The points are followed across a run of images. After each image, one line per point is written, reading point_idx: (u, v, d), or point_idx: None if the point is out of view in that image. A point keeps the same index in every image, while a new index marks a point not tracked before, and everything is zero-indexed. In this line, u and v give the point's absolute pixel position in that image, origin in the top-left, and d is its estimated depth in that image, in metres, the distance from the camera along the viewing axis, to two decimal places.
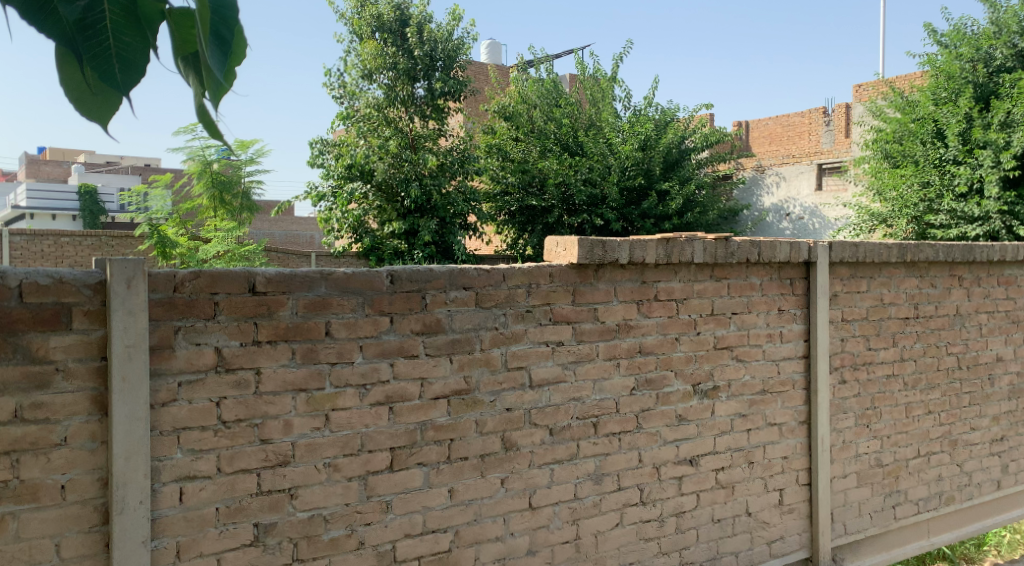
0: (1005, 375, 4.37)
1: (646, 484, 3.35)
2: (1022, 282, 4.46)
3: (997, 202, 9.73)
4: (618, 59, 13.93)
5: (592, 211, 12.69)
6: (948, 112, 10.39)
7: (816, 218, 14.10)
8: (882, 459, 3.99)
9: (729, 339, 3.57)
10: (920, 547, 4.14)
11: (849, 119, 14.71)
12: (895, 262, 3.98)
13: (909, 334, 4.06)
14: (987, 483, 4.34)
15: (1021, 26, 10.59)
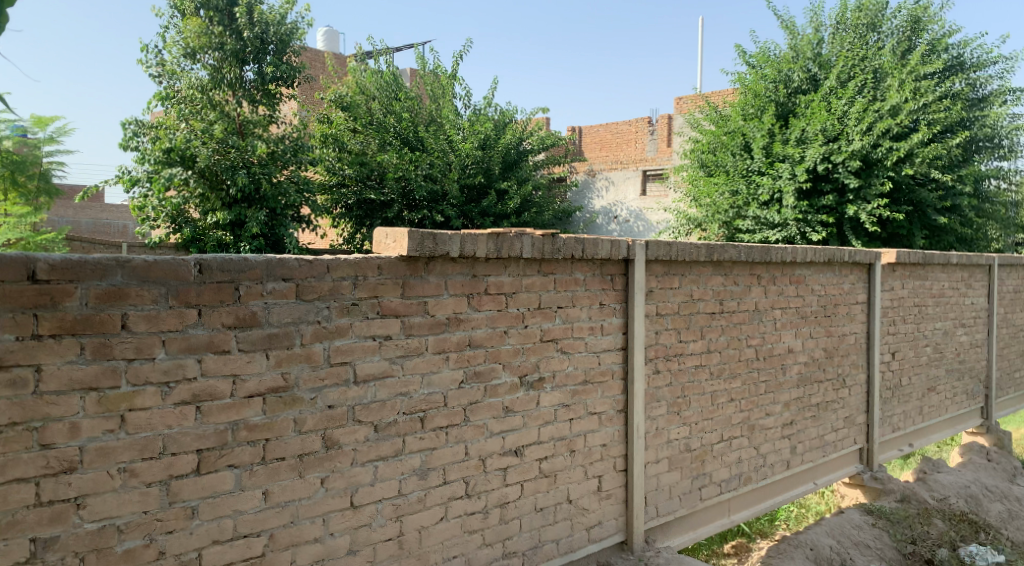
0: (794, 365, 4.84)
1: (471, 476, 3.35)
2: (810, 281, 4.94)
3: (793, 211, 10.80)
4: (458, 57, 14.01)
5: (433, 207, 12.69)
6: (754, 127, 11.39)
7: (640, 220, 15.87)
8: (690, 444, 4.28)
9: (555, 332, 3.67)
10: (721, 524, 4.50)
11: (671, 130, 15.88)
12: (704, 261, 4.27)
13: (715, 328, 4.39)
14: (778, 463, 4.78)
15: (813, 53, 11.90)
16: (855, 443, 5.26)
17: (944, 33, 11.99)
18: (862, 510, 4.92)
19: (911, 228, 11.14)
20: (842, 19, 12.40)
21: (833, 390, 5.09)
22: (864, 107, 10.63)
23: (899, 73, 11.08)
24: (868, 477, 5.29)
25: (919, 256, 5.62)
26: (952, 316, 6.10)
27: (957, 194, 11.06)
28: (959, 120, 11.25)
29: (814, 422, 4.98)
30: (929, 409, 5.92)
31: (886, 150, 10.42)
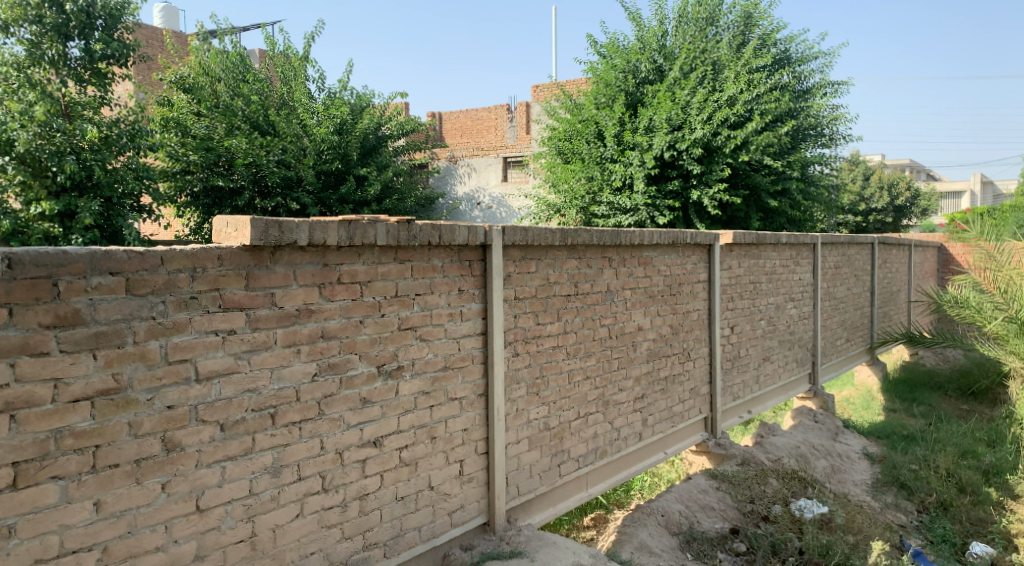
0: (644, 342, 5.09)
1: (328, 470, 3.24)
2: (657, 262, 5.20)
3: (643, 196, 11.33)
4: (310, 38, 13.56)
5: (287, 194, 12.17)
6: (606, 115, 11.81)
7: (502, 207, 16.20)
8: (549, 423, 4.40)
9: (413, 320, 3.61)
10: (579, 498, 4.66)
11: (529, 118, 16.38)
12: (558, 245, 4.38)
13: (570, 310, 4.53)
14: (631, 436, 5.02)
15: (658, 45, 12.50)
16: (700, 413, 5.61)
17: (773, 29, 12.93)
18: (707, 475, 5.27)
19: (748, 211, 12.00)
20: (683, 13, 13.06)
21: (679, 364, 5.40)
22: (705, 97, 11.28)
23: (734, 65, 11.84)
24: (712, 444, 5.65)
25: (752, 237, 6.05)
26: (782, 291, 6.63)
27: (787, 178, 11.98)
28: (787, 110, 12.18)
29: (663, 395, 5.27)
30: (765, 377, 6.42)
31: (725, 138, 11.12)
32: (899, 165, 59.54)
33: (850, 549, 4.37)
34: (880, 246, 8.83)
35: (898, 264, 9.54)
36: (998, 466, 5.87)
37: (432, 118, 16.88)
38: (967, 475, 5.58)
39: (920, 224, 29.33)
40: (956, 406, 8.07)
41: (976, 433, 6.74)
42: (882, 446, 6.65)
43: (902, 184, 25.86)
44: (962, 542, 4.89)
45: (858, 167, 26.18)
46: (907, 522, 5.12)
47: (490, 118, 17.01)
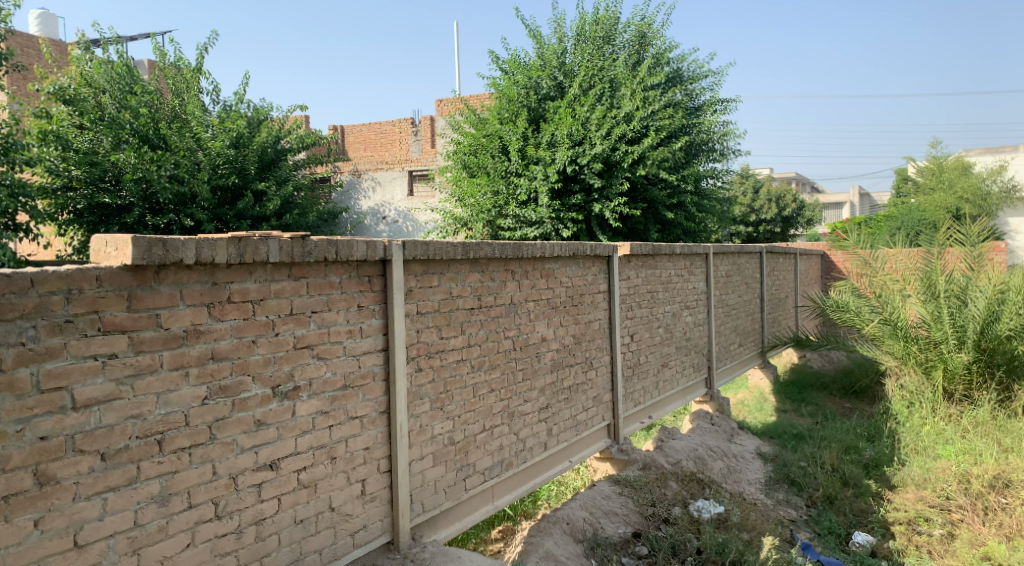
0: (548, 353, 5.17)
1: (220, 496, 3.11)
2: (558, 274, 5.29)
3: (547, 209, 11.56)
4: (203, 49, 13.15)
5: (181, 211, 11.83)
6: (510, 130, 11.96)
7: (409, 221, 16.35)
8: (453, 437, 4.37)
9: (310, 338, 3.50)
10: (486, 512, 4.66)
11: (434, 131, 16.37)
12: (460, 259, 4.38)
13: (474, 323, 4.54)
14: (537, 446, 5.07)
15: (558, 62, 12.79)
16: (603, 420, 5.72)
17: (665, 48, 13.47)
18: (611, 481, 5.39)
19: (647, 223, 12.40)
20: (581, 31, 13.41)
21: (582, 372, 5.51)
22: (604, 113, 11.63)
23: (630, 83, 12.26)
24: (615, 450, 5.77)
25: (648, 248, 6.27)
26: (678, 299, 6.89)
27: (682, 191, 12.46)
28: (681, 126, 12.69)
29: (567, 404, 5.36)
30: (664, 383, 6.63)
31: (623, 153, 11.48)
32: (788, 177, 63.03)
33: (744, 545, 4.56)
34: (769, 254, 9.31)
35: (785, 272, 10.08)
36: (876, 459, 6.27)
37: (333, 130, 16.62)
38: (849, 469, 5.93)
39: (806, 234, 31.15)
40: (840, 405, 8.58)
41: (858, 429, 7.18)
42: (774, 446, 6.98)
43: (788, 196, 27.51)
44: (846, 533, 5.19)
45: (749, 181, 27.56)
46: (796, 517, 5.39)
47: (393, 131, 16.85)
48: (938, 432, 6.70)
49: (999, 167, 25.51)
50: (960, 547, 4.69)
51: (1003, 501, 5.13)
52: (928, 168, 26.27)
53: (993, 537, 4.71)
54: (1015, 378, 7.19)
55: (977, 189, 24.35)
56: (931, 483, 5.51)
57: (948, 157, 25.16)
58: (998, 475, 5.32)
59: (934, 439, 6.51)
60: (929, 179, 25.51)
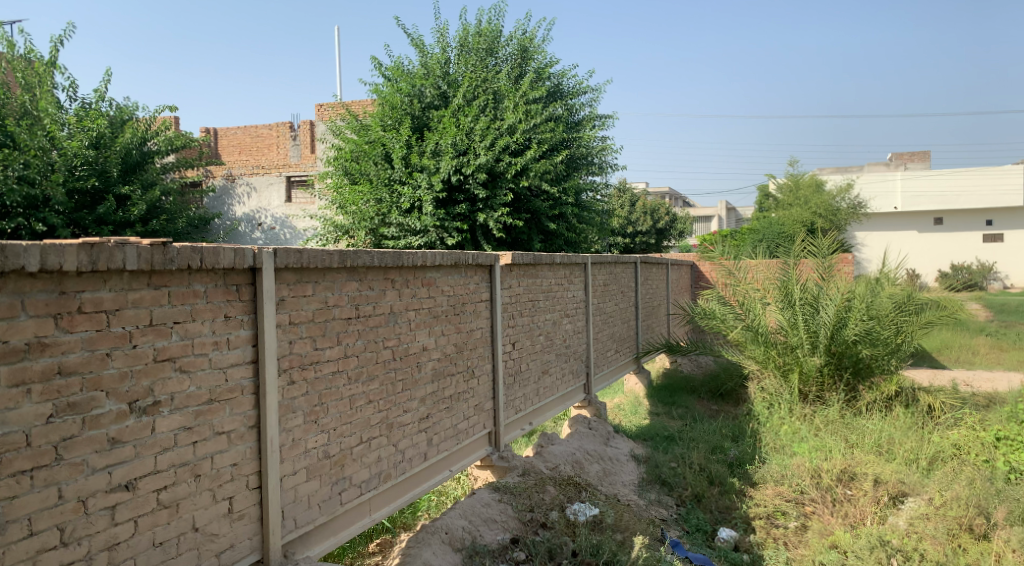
0: (429, 362, 5.09)
1: (68, 521, 2.90)
2: (440, 282, 5.24)
3: (432, 218, 11.56)
4: (58, 42, 12.30)
5: (31, 215, 11.01)
6: (393, 137, 11.86)
7: (286, 228, 15.91)
8: (328, 451, 4.19)
9: (172, 350, 3.30)
10: (362, 526, 4.47)
11: (314, 136, 16.05)
12: (336, 268, 4.24)
13: (351, 333, 4.38)
14: (416, 457, 4.94)
15: (442, 72, 12.84)
16: (484, 428, 5.74)
17: (546, 63, 13.83)
18: (490, 488, 5.42)
19: (530, 234, 12.61)
20: (465, 42, 13.55)
21: (464, 382, 5.49)
22: (487, 124, 11.81)
23: (513, 96, 12.48)
24: (496, 458, 5.83)
25: (529, 258, 6.39)
26: (558, 308, 7.04)
27: (563, 203, 12.79)
28: (561, 140, 13.05)
29: (448, 413, 5.29)
30: (544, 390, 6.75)
31: (506, 164, 11.68)
32: (663, 192, 65.97)
33: (617, 546, 4.72)
34: (642, 264, 9.70)
35: (658, 281, 10.54)
36: (740, 459, 6.64)
37: (203, 133, 15.93)
38: (715, 468, 6.26)
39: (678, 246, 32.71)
40: (707, 407, 9.02)
41: (723, 429, 7.57)
42: (647, 448, 7.25)
43: (662, 209, 28.91)
44: (712, 529, 5.47)
45: (626, 195, 28.66)
46: (667, 516, 5.63)
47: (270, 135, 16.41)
48: (794, 431, 7.17)
49: (847, 184, 27.83)
50: (812, 537, 5.05)
51: (849, 492, 5.59)
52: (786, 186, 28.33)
53: (839, 526, 5.12)
54: (860, 379, 7.93)
55: (829, 205, 26.61)
56: (788, 479, 5.92)
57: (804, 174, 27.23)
58: (845, 469, 5.82)
59: (790, 437, 6.98)
60: (788, 195, 27.37)
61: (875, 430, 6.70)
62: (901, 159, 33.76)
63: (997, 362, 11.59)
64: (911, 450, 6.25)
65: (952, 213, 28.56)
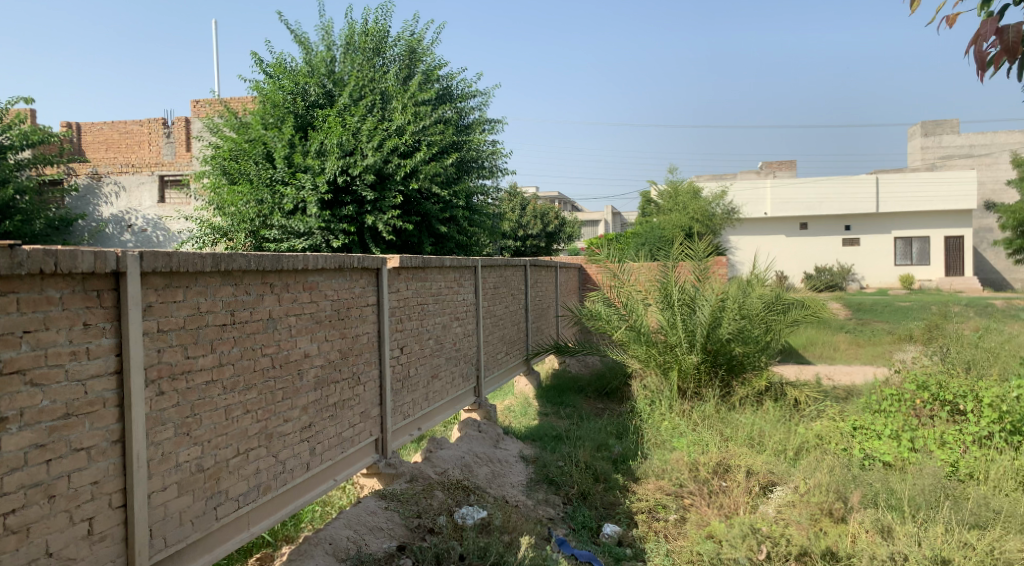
0: (311, 370, 4.92)
1: None
2: (322, 287, 5.08)
3: (316, 220, 11.27)
4: None
5: None
6: (275, 136, 11.52)
7: (159, 229, 15.06)
8: (202, 464, 3.94)
9: (22, 362, 3.03)
10: (240, 540, 4.23)
11: (189, 134, 15.63)
12: (210, 272, 4.01)
13: (226, 340, 4.15)
14: (298, 467, 4.75)
15: (327, 70, 12.56)
16: (370, 435, 5.61)
17: (435, 65, 13.82)
18: (377, 496, 5.32)
19: (421, 237, 12.51)
20: (350, 41, 13.31)
21: (348, 388, 5.35)
22: (374, 125, 11.66)
23: (402, 97, 12.41)
24: (383, 465, 5.70)
25: (418, 261, 6.33)
26: (447, 311, 7.02)
27: (453, 206, 12.81)
28: (451, 143, 13.07)
29: (332, 422, 5.13)
30: (433, 394, 6.69)
31: (395, 166, 11.62)
32: (554, 196, 67.35)
33: (503, 547, 4.75)
34: (532, 267, 9.83)
35: (547, 283, 10.72)
36: (624, 455, 6.84)
37: (66, 129, 15.70)
38: (600, 466, 6.41)
39: (568, 250, 33.46)
40: (594, 405, 9.25)
41: (608, 427, 7.77)
42: (535, 448, 7.35)
43: (551, 214, 29.59)
44: (597, 526, 5.59)
45: (516, 199, 29.05)
46: (554, 515, 5.71)
47: (142, 133, 16.03)
48: (674, 426, 7.45)
49: (721, 191, 29.46)
50: (690, 529, 5.28)
51: (724, 484, 5.87)
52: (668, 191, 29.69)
53: (715, 516, 5.35)
54: (733, 375, 8.37)
55: (704, 211, 28.20)
56: (668, 473, 6.17)
57: (682, 182, 28.91)
58: (720, 462, 6.11)
59: (671, 433, 7.26)
60: (668, 201, 29.03)
61: (747, 424, 7.09)
62: (771, 168, 36.01)
63: (855, 357, 12.54)
64: (779, 442, 6.64)
65: (816, 219, 30.63)
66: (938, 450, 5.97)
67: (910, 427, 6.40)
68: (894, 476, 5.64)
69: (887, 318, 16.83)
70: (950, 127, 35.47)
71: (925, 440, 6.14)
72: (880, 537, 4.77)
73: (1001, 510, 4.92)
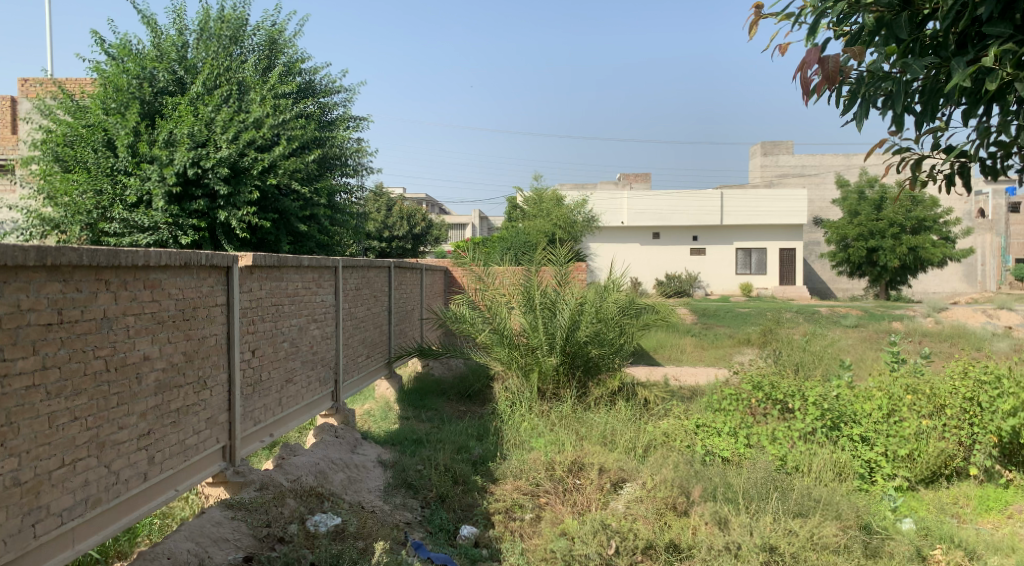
0: (151, 374, 4.59)
1: None
2: (165, 285, 4.76)
3: (163, 214, 10.57)
4: None
5: None
6: (117, 123, 10.70)
7: None
8: (19, 477, 3.58)
9: None
10: (63, 559, 3.86)
11: (15, 116, 14.41)
12: (34, 266, 3.65)
13: (50, 341, 3.78)
14: (133, 477, 4.41)
15: (179, 55, 11.90)
16: (217, 442, 5.32)
17: (296, 58, 13.46)
18: (222, 505, 5.05)
19: (278, 234, 12.05)
20: (204, 26, 12.60)
21: (193, 394, 5.04)
22: (230, 116, 11.17)
23: (259, 88, 12.03)
24: (230, 473, 5.43)
25: (273, 260, 6.09)
26: (304, 313, 6.80)
27: (314, 204, 12.48)
28: (313, 138, 12.77)
29: (174, 429, 4.81)
30: (287, 399, 6.45)
31: (252, 160, 11.20)
32: (423, 199, 67.07)
33: (357, 554, 4.66)
34: (396, 269, 9.71)
35: (411, 286, 10.63)
36: (483, 457, 6.90)
37: None
38: (459, 468, 6.44)
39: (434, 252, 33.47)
40: (456, 407, 9.28)
41: (469, 430, 7.80)
42: (395, 452, 7.26)
43: (418, 215, 29.50)
44: (454, 528, 5.61)
45: (382, 199, 28.69)
46: (411, 519, 5.67)
47: None
48: (533, 426, 7.63)
49: (583, 199, 30.60)
50: (545, 527, 5.39)
51: (578, 482, 6.07)
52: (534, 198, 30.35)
53: (568, 514, 5.53)
54: (589, 377, 8.68)
55: (567, 218, 29.24)
56: (525, 473, 6.31)
57: (546, 190, 29.81)
58: (574, 460, 6.30)
59: (529, 433, 7.41)
60: (533, 208, 29.83)
61: (601, 423, 7.38)
62: (627, 179, 37.76)
63: (699, 359, 13.36)
64: (629, 440, 6.97)
65: (667, 229, 32.42)
66: (770, 445, 6.46)
67: (746, 424, 6.92)
68: (731, 470, 6.05)
69: (728, 323, 18.07)
70: (785, 148, 38.66)
71: (758, 437, 6.65)
72: (717, 528, 5.11)
73: (821, 499, 5.39)
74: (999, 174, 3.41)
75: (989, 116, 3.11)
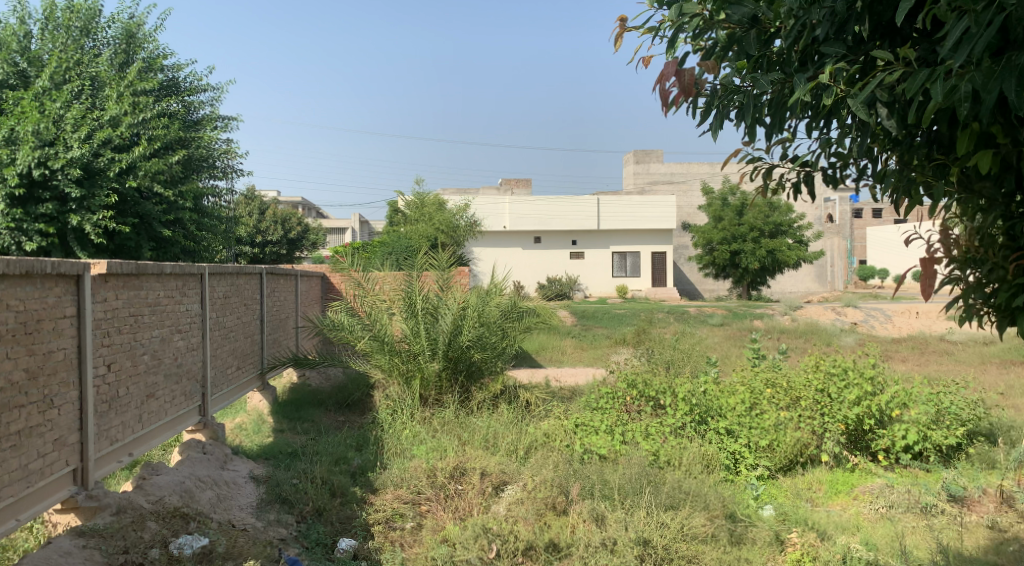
0: None
1: None
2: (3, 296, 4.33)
3: (3, 218, 9.71)
4: None
5: None
6: None
7: None
8: None
9: None
10: None
11: None
12: None
13: None
14: None
15: (20, 46, 11.00)
16: (67, 465, 4.91)
17: (157, 54, 12.74)
18: (71, 534, 4.65)
19: (138, 240, 11.33)
20: (51, 16, 11.70)
21: (37, 413, 4.60)
22: (81, 113, 10.43)
23: (116, 84, 11.27)
24: (82, 498, 5.02)
25: (129, 267, 5.71)
26: (166, 324, 6.42)
27: (179, 208, 11.85)
28: (177, 138, 12.12)
29: (15, 453, 4.38)
30: (148, 416, 6.05)
31: (108, 161, 10.50)
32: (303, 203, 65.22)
33: None
34: (268, 276, 9.35)
35: (286, 293, 10.27)
36: (362, 467, 6.75)
37: None
38: (337, 480, 6.28)
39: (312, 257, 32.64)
40: (334, 418, 9.03)
41: (348, 440, 7.61)
42: (268, 467, 6.98)
43: (293, 220, 28.77)
44: (331, 541, 5.45)
45: (254, 202, 27.72)
46: (286, 535, 5.45)
47: None
48: (414, 434, 7.55)
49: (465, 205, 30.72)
50: (425, 535, 5.34)
51: (460, 487, 6.06)
52: (416, 202, 30.14)
53: (449, 520, 5.50)
54: (472, 381, 8.72)
55: (449, 222, 29.35)
56: (406, 481, 6.23)
57: (428, 194, 29.74)
58: (456, 466, 6.30)
59: (410, 441, 7.34)
60: (415, 213, 29.69)
61: (483, 427, 7.42)
62: (509, 185, 38.28)
63: (579, 360, 13.70)
64: (511, 442, 7.04)
65: (548, 233, 33.11)
66: (644, 441, 6.72)
67: (621, 422, 7.15)
68: (608, 467, 6.22)
69: (605, 324, 18.67)
70: (656, 157, 40.45)
71: (633, 434, 6.89)
72: (595, 525, 5.25)
73: (691, 492, 5.64)
74: (838, 182, 3.65)
75: (828, 128, 3.33)
